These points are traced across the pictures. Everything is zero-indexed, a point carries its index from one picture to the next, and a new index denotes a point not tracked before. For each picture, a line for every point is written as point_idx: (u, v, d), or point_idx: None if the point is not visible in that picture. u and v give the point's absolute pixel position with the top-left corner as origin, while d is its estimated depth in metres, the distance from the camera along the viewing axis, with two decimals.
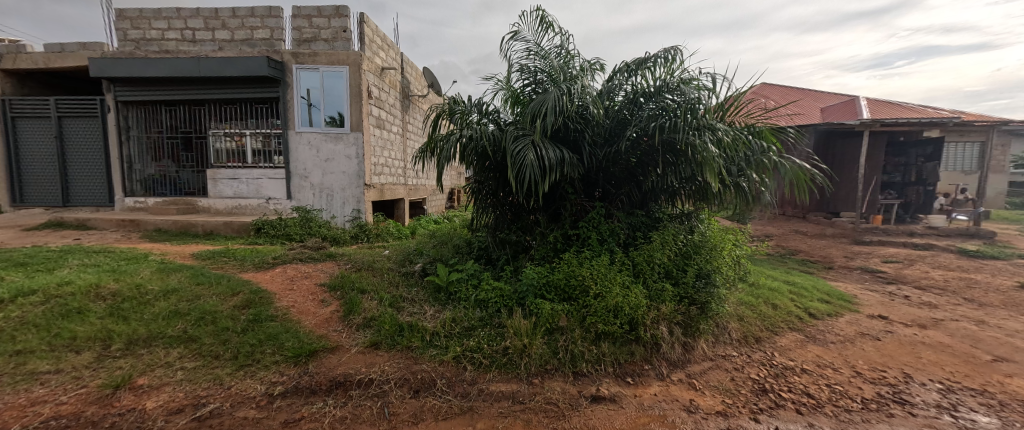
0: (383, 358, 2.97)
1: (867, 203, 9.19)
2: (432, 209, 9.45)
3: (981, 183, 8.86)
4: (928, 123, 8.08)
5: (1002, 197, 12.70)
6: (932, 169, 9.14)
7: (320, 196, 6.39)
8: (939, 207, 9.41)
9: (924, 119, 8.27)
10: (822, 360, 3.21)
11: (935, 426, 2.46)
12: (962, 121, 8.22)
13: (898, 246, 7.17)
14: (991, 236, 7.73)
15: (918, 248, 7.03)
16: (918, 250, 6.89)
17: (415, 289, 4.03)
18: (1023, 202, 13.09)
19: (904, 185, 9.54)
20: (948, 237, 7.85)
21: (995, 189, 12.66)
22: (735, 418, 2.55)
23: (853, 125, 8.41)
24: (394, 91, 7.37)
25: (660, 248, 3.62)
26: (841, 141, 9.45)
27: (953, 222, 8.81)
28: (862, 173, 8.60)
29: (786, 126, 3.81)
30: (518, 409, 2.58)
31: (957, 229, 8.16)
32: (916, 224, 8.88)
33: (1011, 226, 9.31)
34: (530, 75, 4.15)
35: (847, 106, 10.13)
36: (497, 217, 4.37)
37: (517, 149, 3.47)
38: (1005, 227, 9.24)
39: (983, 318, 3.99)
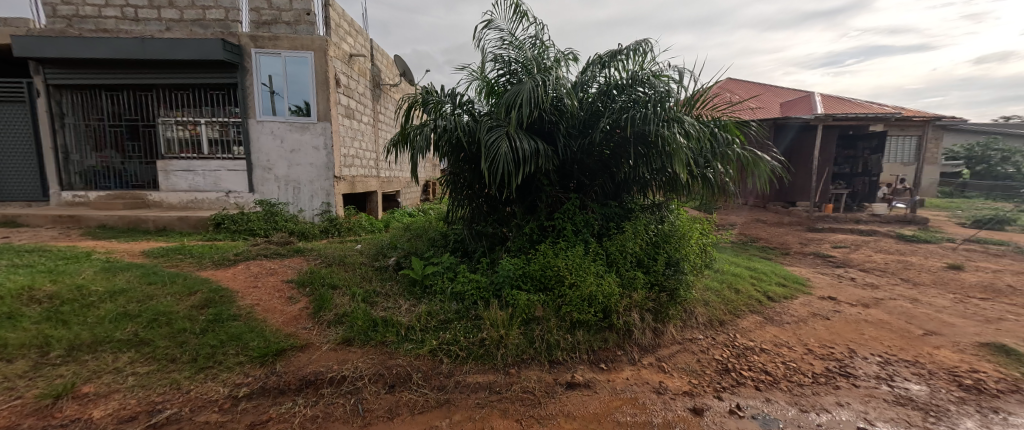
0: (356, 354, 2.91)
1: (820, 193, 9.84)
2: (406, 201, 9.27)
3: (918, 173, 9.70)
4: (874, 118, 8.72)
5: (934, 187, 13.96)
6: (876, 160, 9.91)
7: (286, 189, 6.10)
8: (882, 197, 10.24)
9: (870, 114, 8.92)
10: (778, 340, 3.45)
11: (874, 396, 2.72)
12: (902, 116, 8.92)
13: (845, 233, 7.76)
14: (925, 222, 8.51)
15: (863, 234, 7.64)
16: (863, 236, 7.48)
17: (389, 284, 3.96)
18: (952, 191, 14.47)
19: (853, 176, 10.36)
20: (889, 223, 8.57)
21: (929, 179, 13.89)
22: (700, 397, 2.70)
23: (808, 119, 8.95)
24: (363, 79, 7.10)
25: (632, 237, 3.74)
26: (797, 135, 10.04)
27: (893, 210, 9.62)
28: (816, 165, 9.18)
29: (749, 120, 4.01)
30: (495, 399, 2.61)
31: (896, 216, 8.91)
32: (861, 212, 9.62)
33: (941, 213, 10.28)
34: (504, 65, 4.13)
35: (802, 101, 10.75)
36: (473, 209, 4.36)
37: (492, 140, 3.46)
38: (937, 214, 10.18)
39: (917, 296, 4.42)
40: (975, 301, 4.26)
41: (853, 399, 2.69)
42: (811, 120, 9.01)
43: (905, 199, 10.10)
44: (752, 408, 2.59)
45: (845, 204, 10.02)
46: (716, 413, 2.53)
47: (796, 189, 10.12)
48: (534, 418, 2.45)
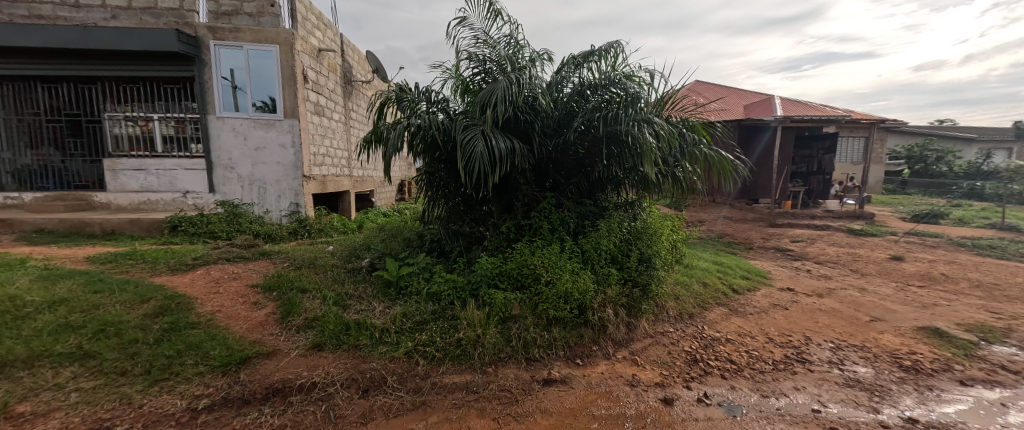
0: (327, 360, 2.82)
1: (779, 191, 10.42)
2: (380, 201, 9.06)
3: (865, 172, 10.46)
4: (826, 120, 9.33)
5: (879, 184, 15.10)
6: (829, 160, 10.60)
7: (250, 189, 5.80)
8: (833, 194, 10.96)
9: (823, 117, 9.54)
10: (743, 330, 3.64)
11: (827, 379, 2.93)
12: (851, 119, 9.60)
13: (802, 228, 8.27)
14: (871, 217, 9.20)
15: (818, 228, 8.18)
16: (817, 230, 8.00)
17: (363, 286, 3.86)
18: (894, 188, 15.70)
19: (808, 174, 11.00)
20: (840, 219, 9.20)
21: (874, 177, 15.01)
22: (670, 387, 2.81)
23: (768, 121, 9.46)
24: (333, 75, 6.87)
25: (606, 235, 3.83)
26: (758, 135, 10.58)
27: (843, 206, 10.33)
28: (775, 164, 9.72)
29: (714, 121, 4.19)
30: (472, 399, 2.60)
31: (847, 211, 9.58)
32: (816, 208, 10.28)
33: (884, 209, 11.15)
34: (479, 64, 4.12)
35: (762, 104, 11.34)
36: (449, 208, 4.32)
37: (467, 139, 3.44)
38: (882, 209, 11.02)
39: (864, 286, 4.79)
40: (915, 288, 4.66)
41: (809, 383, 2.89)
42: (770, 122, 9.54)
43: (854, 196, 10.87)
44: (718, 395, 2.72)
45: (802, 200, 10.58)
46: (685, 402, 2.65)
47: (757, 187, 10.67)
48: (512, 416, 2.47)
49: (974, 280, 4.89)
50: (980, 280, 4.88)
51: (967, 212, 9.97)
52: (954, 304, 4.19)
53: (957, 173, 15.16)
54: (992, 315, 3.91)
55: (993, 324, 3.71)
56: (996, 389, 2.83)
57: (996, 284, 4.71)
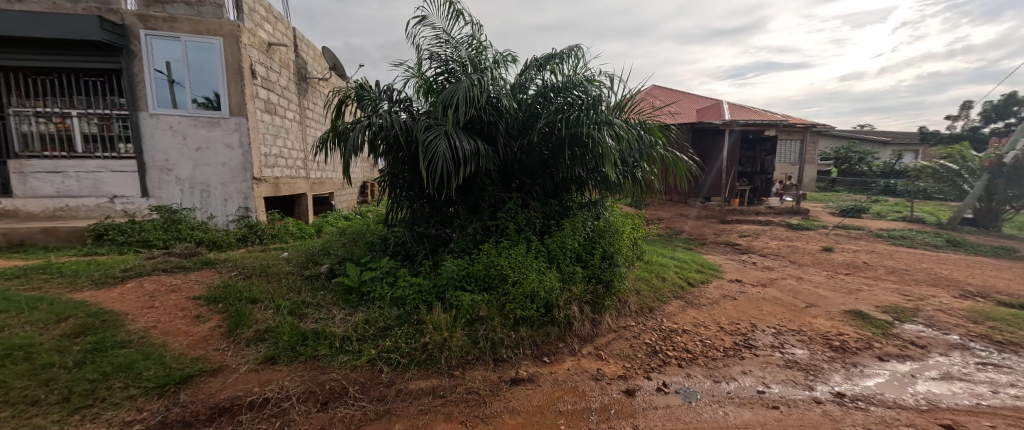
0: (281, 373, 2.66)
1: (727, 189, 11.17)
2: (340, 204, 8.67)
3: (800, 172, 11.48)
4: (767, 124, 10.14)
5: (812, 183, 16.61)
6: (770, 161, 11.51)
7: (191, 193, 5.33)
8: (774, 192, 11.91)
9: (765, 121, 10.36)
10: (697, 321, 3.87)
11: (770, 362, 3.20)
12: (787, 123, 10.49)
13: (748, 223, 8.93)
14: (806, 213, 10.11)
15: (761, 224, 8.87)
16: (761, 226, 8.68)
17: (322, 293, 3.67)
18: (825, 187, 17.32)
19: (753, 174, 11.72)
20: (780, 215, 10.03)
21: (808, 176, 16.49)
22: (633, 379, 2.93)
23: (717, 124, 10.13)
24: (286, 71, 6.49)
25: (571, 234, 3.93)
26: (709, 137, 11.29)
27: (782, 203, 11.25)
28: (724, 164, 10.41)
29: (669, 124, 4.41)
30: (439, 404, 2.57)
31: (786, 208, 10.45)
32: (760, 205, 11.13)
33: (816, 205, 12.29)
34: (441, 64, 4.07)
35: (711, 108, 12.11)
36: (414, 210, 4.24)
37: (429, 139, 3.40)
38: (815, 205, 12.12)
39: (800, 275, 5.28)
40: (843, 276, 5.20)
41: (754, 366, 3.13)
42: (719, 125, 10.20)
43: (791, 193, 11.88)
44: (675, 383, 2.89)
45: (748, 198, 11.26)
46: (646, 392, 2.78)
47: (709, 186, 11.38)
48: (479, 417, 2.47)
49: (889, 266, 5.53)
50: (894, 267, 5.54)
51: (883, 207, 11.22)
52: (874, 289, 4.73)
53: (876, 172, 17.02)
54: (904, 297, 4.45)
55: (905, 305, 4.23)
56: (907, 362, 3.23)
57: (907, 270, 5.37)
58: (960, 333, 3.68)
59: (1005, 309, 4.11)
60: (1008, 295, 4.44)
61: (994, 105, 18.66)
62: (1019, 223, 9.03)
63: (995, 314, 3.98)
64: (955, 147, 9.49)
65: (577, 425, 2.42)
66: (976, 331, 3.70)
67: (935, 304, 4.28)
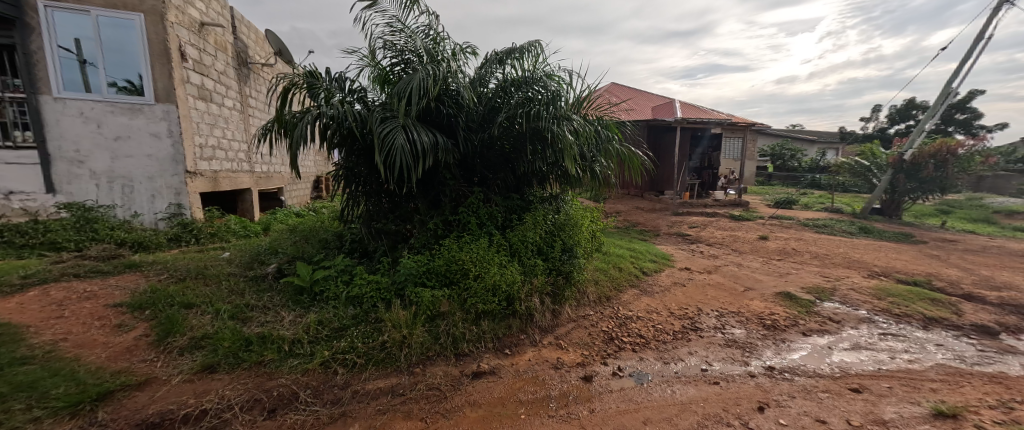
0: (221, 382, 2.46)
1: (679, 183, 11.85)
2: (292, 200, 8.12)
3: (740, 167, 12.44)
4: (713, 122, 10.84)
5: (751, 177, 18.04)
6: (715, 156, 12.36)
7: (109, 188, 4.70)
8: (718, 185, 12.81)
9: (711, 119, 11.07)
10: (650, 307, 4.08)
11: (712, 342, 3.48)
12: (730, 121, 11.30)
13: (697, 215, 9.56)
14: (746, 204, 11.00)
15: (708, 215, 9.53)
16: (708, 217, 9.34)
17: (268, 295, 3.42)
18: (761, 180, 18.95)
19: (701, 169, 12.51)
20: (724, 207, 10.83)
21: (747, 172, 17.86)
22: (590, 365, 3.05)
23: (669, 122, 10.67)
24: (223, 54, 5.91)
25: (532, 227, 3.98)
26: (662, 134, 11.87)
27: (726, 196, 12.12)
28: (676, 159, 11.02)
29: (624, 120, 4.57)
30: (398, 402, 2.52)
31: (729, 200, 11.29)
32: (707, 198, 11.94)
33: (754, 197, 13.38)
34: (396, 54, 3.93)
35: (663, 106, 12.72)
36: (372, 206, 4.10)
37: (385, 131, 3.28)
38: (753, 198, 13.19)
39: (740, 261, 5.76)
40: (776, 261, 5.74)
41: (700, 347, 3.39)
42: (671, 122, 10.75)
43: (734, 187, 12.83)
44: (629, 367, 3.05)
45: (697, 192, 12.01)
46: (603, 377, 2.91)
47: (663, 181, 11.99)
48: (440, 413, 2.45)
49: (813, 252, 6.20)
50: (817, 252, 6.22)
51: (809, 199, 12.49)
52: (801, 272, 5.28)
53: (805, 167, 18.82)
54: (823, 279, 5.02)
55: (824, 286, 4.78)
56: (825, 336, 3.65)
57: (827, 255, 6.05)
58: (868, 308, 4.22)
59: (902, 286, 4.77)
60: (905, 274, 5.15)
61: (898, 109, 21.31)
62: (915, 212, 10.41)
63: (895, 290, 4.60)
64: (867, 145, 10.73)
65: (537, 413, 2.49)
66: (880, 306, 4.26)
67: (848, 283, 4.87)
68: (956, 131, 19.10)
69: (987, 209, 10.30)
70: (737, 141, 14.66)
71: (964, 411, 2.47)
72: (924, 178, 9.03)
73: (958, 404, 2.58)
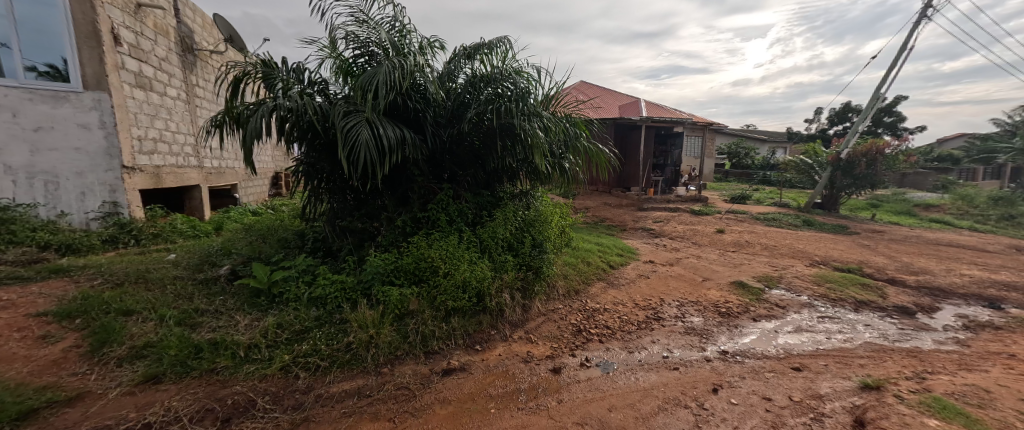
0: (167, 393, 2.28)
1: (644, 180, 12.27)
2: (248, 197, 7.65)
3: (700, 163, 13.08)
4: (676, 121, 11.30)
5: (711, 174, 18.99)
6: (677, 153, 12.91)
7: (29, 186, 4.12)
8: (680, 181, 13.41)
9: (673, 118, 11.54)
10: (616, 299, 4.22)
11: (673, 330, 3.66)
12: (690, 121, 11.84)
13: (661, 210, 9.96)
14: (705, 200, 11.58)
15: (671, 210, 9.94)
16: (671, 212, 9.75)
17: (221, 299, 3.20)
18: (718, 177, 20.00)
19: (665, 166, 13.03)
20: (685, 202, 11.35)
21: (706, 168, 18.81)
22: (559, 357, 3.12)
23: (635, 120, 11.02)
24: (164, 39, 5.41)
25: (503, 224, 3.99)
26: (628, 131, 12.23)
27: (687, 192, 12.71)
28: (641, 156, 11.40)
29: (592, 118, 4.65)
30: (365, 404, 2.45)
31: (690, 196, 11.85)
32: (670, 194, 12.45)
33: (711, 193, 14.12)
34: (359, 45, 3.78)
35: (629, 104, 13.11)
36: (336, 203, 3.95)
37: (348, 125, 3.15)
38: (711, 193, 13.92)
39: (699, 253, 6.09)
40: (731, 253, 6.12)
41: (662, 336, 3.55)
42: (637, 121, 11.11)
43: (695, 183, 13.48)
44: (596, 358, 3.15)
45: (660, 187, 12.50)
46: (571, 368, 2.99)
47: (629, 177, 12.37)
48: (408, 412, 2.41)
49: (764, 244, 6.67)
50: (767, 243, 6.69)
51: (760, 195, 13.35)
52: (753, 263, 5.66)
53: (757, 165, 20.08)
54: (772, 268, 5.42)
55: (773, 274, 5.16)
56: (772, 320, 3.95)
57: (776, 246, 6.52)
58: (809, 294, 4.60)
59: (839, 273, 5.25)
60: (841, 262, 5.66)
61: (836, 111, 23.22)
62: (850, 206, 11.42)
63: (832, 277, 5.05)
64: (810, 144, 11.60)
65: (506, 406, 2.51)
66: (819, 291, 4.67)
67: (792, 271, 5.30)
68: (884, 133, 21.12)
69: (908, 203, 11.48)
70: (696, 139, 15.37)
71: (885, 382, 2.77)
72: (858, 175, 9.92)
73: (881, 377, 2.88)
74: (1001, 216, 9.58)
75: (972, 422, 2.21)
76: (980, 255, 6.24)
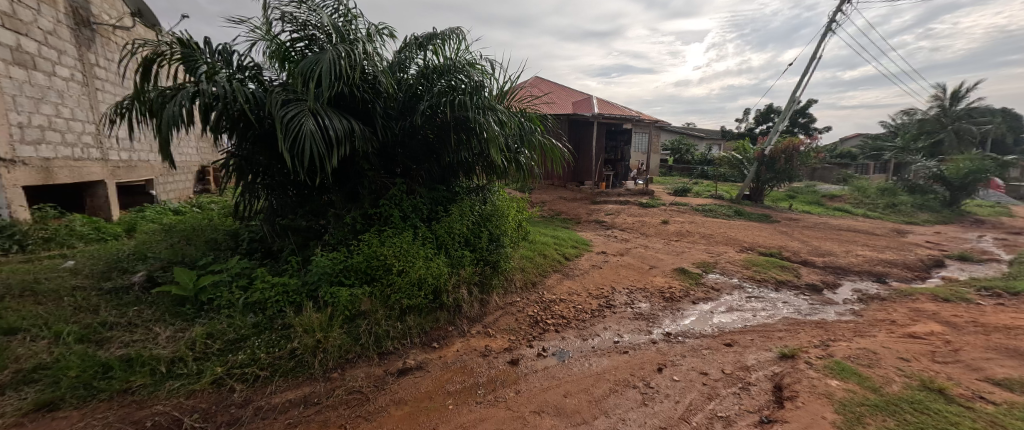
0: (67, 422, 1.99)
1: (596, 174, 12.73)
2: (168, 194, 6.81)
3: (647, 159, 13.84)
4: (625, 118, 11.84)
5: (656, 169, 20.16)
6: (626, 149, 13.54)
7: None
8: (628, 175, 14.10)
9: (622, 115, 12.07)
10: (571, 290, 4.38)
11: (624, 316, 3.88)
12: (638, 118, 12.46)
13: (613, 204, 10.43)
14: (651, 193, 12.30)
15: (622, 203, 10.44)
16: (622, 205, 10.24)
17: (135, 309, 2.81)
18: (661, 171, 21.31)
19: (615, 161, 13.61)
20: (634, 195, 11.98)
21: (652, 163, 19.96)
22: (517, 349, 3.18)
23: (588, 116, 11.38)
24: (51, 9, 4.59)
25: (459, 219, 3.94)
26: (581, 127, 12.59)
27: (635, 186, 13.40)
28: (594, 152, 11.81)
29: (546, 114, 4.72)
30: (313, 412, 2.32)
31: (639, 189, 12.51)
32: (621, 188, 13.05)
33: (657, 186, 15.03)
34: (299, 28, 3.50)
35: (581, 101, 13.50)
36: (276, 200, 3.67)
37: (288, 115, 2.92)
38: (657, 187, 14.81)
39: (647, 243, 6.49)
40: (674, 242, 6.59)
41: (614, 322, 3.75)
42: (589, 117, 11.47)
43: (642, 177, 14.25)
44: (552, 347, 3.25)
45: (612, 182, 13.05)
46: (528, 359, 3.05)
47: (582, 172, 12.77)
48: (362, 416, 2.33)
49: (703, 232, 7.26)
50: (706, 232, 7.29)
51: (699, 188, 14.45)
52: (693, 250, 6.15)
53: (696, 161, 21.65)
54: (709, 255, 5.93)
55: (710, 260, 5.65)
56: (709, 302, 4.33)
57: (712, 234, 7.13)
58: (739, 276, 5.11)
59: (764, 257, 5.87)
60: (765, 248, 6.34)
61: (761, 112, 25.73)
62: (772, 197, 12.76)
63: (758, 261, 5.64)
64: (739, 141, 12.75)
65: (465, 401, 2.51)
66: (747, 274, 5.20)
67: (726, 257, 5.84)
68: (798, 132, 23.80)
69: (817, 194, 13.05)
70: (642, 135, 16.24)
71: (799, 351, 3.16)
72: (778, 169, 11.10)
73: (795, 347, 3.28)
74: (887, 204, 11.25)
75: (862, 380, 2.60)
76: (872, 238, 7.31)
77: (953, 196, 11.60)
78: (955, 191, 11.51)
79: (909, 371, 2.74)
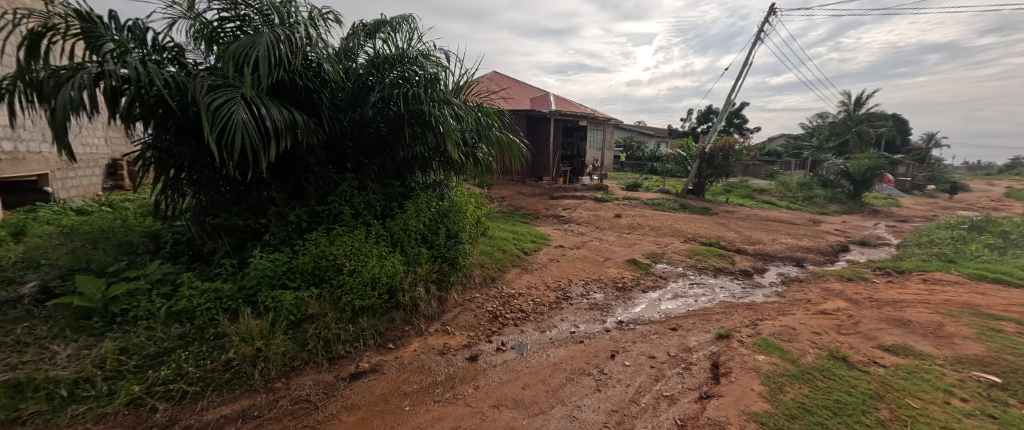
0: None
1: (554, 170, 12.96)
2: (69, 191, 5.87)
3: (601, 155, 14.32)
4: (580, 115, 12.14)
5: (610, 164, 20.98)
6: (581, 145, 13.92)
7: None
8: (584, 171, 14.51)
9: (578, 112, 12.37)
10: (529, 283, 4.43)
11: (580, 307, 4.00)
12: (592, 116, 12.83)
13: (570, 198, 10.69)
14: (604, 188, 12.77)
15: (579, 198, 10.74)
16: (578, 200, 10.54)
17: (23, 325, 2.37)
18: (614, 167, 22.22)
19: (573, 157, 13.93)
20: (588, 190, 12.37)
21: (607, 159, 20.73)
22: (475, 345, 3.16)
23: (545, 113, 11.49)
24: None
25: (414, 215, 3.80)
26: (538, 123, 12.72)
27: (590, 181, 13.83)
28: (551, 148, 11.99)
29: (503, 109, 4.70)
30: (253, 426, 2.14)
31: (594, 185, 12.94)
32: (577, 183, 13.41)
33: (610, 182, 15.65)
34: (228, 6, 3.14)
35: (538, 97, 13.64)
36: (206, 197, 3.30)
37: (216, 102, 2.61)
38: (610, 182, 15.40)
39: (601, 236, 6.74)
40: (627, 234, 6.92)
41: (571, 313, 3.85)
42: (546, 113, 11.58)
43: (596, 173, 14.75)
44: (511, 341, 3.27)
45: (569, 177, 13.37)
46: (488, 354, 3.05)
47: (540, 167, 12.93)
48: (309, 426, 2.18)
49: (652, 225, 7.69)
50: (655, 225, 7.73)
51: (648, 183, 15.26)
52: (643, 242, 6.50)
53: (645, 157, 22.81)
54: (658, 246, 6.29)
55: (658, 251, 6.00)
56: (657, 290, 4.60)
57: (661, 227, 7.57)
58: (684, 265, 5.48)
59: (705, 247, 6.35)
60: (705, 238, 6.86)
61: (701, 112, 27.70)
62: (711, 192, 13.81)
63: (699, 250, 6.09)
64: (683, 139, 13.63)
65: (422, 401, 2.44)
66: (691, 262, 5.59)
67: (672, 247, 6.23)
68: (732, 131, 25.94)
69: (749, 189, 14.32)
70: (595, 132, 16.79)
71: (733, 331, 3.46)
72: (716, 166, 12.03)
73: (730, 327, 3.59)
74: (805, 197, 12.64)
75: (783, 353, 2.90)
76: (794, 228, 8.19)
77: (856, 190, 13.30)
78: (858, 186, 13.20)
79: (821, 343, 3.10)
